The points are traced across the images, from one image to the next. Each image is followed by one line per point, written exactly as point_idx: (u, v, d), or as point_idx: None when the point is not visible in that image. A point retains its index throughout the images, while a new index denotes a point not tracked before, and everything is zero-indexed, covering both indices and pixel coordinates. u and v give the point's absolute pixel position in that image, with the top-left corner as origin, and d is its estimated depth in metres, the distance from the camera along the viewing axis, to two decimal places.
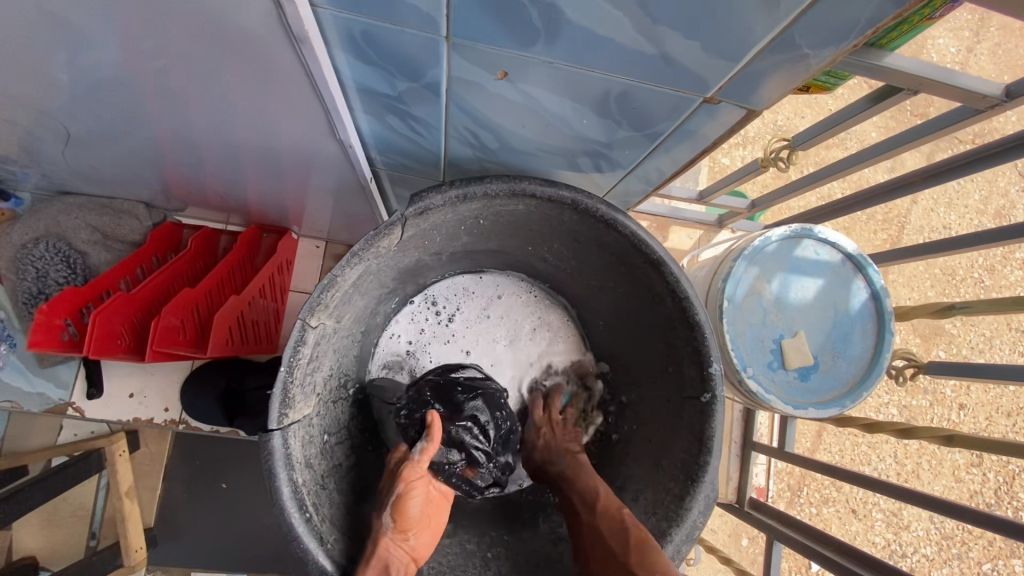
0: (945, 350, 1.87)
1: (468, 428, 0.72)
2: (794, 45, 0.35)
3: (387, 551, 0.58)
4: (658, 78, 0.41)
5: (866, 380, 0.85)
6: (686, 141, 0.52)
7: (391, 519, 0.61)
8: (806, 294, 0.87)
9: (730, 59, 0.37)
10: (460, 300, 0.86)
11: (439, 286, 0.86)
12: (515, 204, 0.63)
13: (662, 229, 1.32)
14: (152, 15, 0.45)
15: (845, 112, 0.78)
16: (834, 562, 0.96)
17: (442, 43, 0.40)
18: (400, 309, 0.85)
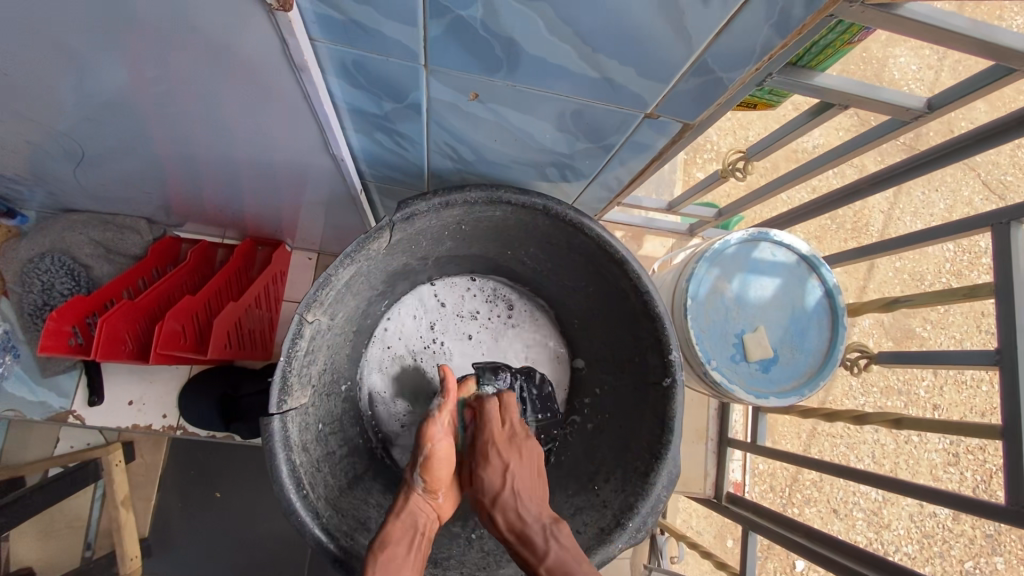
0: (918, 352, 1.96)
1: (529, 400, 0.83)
2: (711, 70, 0.43)
3: (416, 507, 0.64)
4: (605, 98, 0.48)
5: (823, 371, 0.92)
6: (638, 150, 0.59)
7: (425, 480, 0.66)
8: (764, 293, 0.94)
9: (662, 81, 0.44)
10: (483, 309, 0.94)
11: (491, 280, 0.95)
12: (494, 210, 0.70)
13: (638, 238, 1.40)
14: (171, 53, 0.52)
15: (790, 125, 0.86)
16: (808, 549, 1.02)
17: (422, 70, 0.48)
18: (445, 278, 0.93)
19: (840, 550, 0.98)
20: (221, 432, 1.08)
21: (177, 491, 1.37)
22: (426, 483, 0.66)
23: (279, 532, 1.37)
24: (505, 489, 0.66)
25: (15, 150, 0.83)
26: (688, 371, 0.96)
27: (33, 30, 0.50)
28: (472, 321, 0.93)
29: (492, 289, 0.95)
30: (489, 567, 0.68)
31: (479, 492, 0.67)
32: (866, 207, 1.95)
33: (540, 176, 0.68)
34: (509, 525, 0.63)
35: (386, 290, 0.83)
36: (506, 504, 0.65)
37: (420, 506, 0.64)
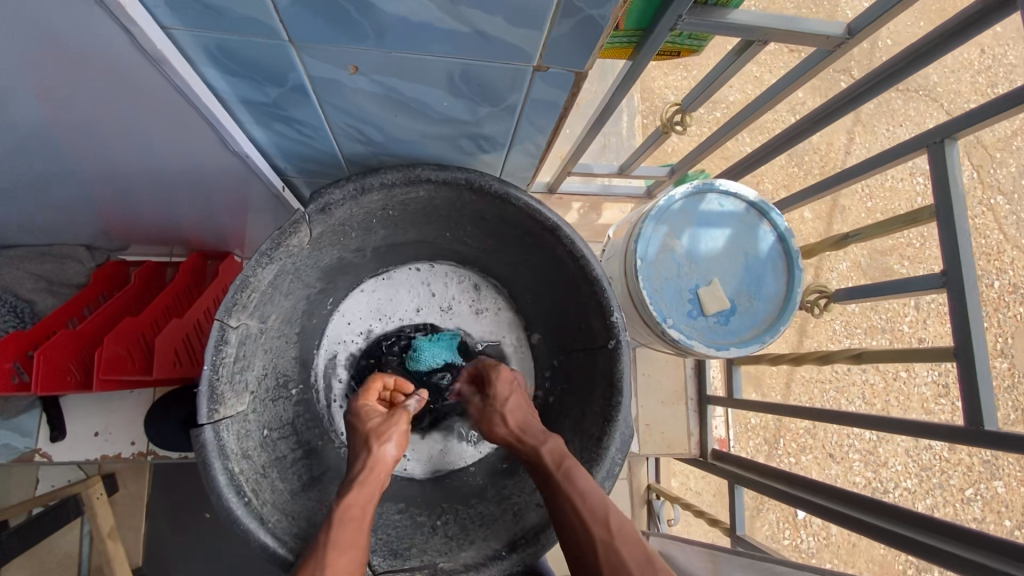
0: None
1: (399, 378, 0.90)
2: (578, 9, 0.40)
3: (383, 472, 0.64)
4: (483, 54, 0.46)
5: (782, 316, 0.92)
6: (543, 111, 0.57)
7: (396, 449, 0.66)
8: (715, 245, 0.93)
9: (532, 27, 0.42)
10: (451, 304, 0.94)
11: (444, 264, 0.94)
12: (417, 191, 0.68)
13: (596, 207, 1.37)
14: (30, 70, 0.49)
15: (718, 68, 0.84)
16: (788, 495, 1.03)
17: (289, 47, 0.45)
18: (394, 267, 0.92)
19: (828, 495, 0.98)
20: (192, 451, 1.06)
21: (165, 516, 1.36)
22: (396, 451, 0.66)
23: None
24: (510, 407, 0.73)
25: None
26: (647, 332, 0.95)
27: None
28: (439, 317, 0.93)
29: (445, 274, 0.94)
30: (450, 551, 0.67)
31: (492, 413, 0.73)
32: (830, 151, 1.93)
33: (457, 151, 0.66)
34: (519, 431, 0.70)
35: (327, 285, 0.82)
36: (518, 416, 0.72)
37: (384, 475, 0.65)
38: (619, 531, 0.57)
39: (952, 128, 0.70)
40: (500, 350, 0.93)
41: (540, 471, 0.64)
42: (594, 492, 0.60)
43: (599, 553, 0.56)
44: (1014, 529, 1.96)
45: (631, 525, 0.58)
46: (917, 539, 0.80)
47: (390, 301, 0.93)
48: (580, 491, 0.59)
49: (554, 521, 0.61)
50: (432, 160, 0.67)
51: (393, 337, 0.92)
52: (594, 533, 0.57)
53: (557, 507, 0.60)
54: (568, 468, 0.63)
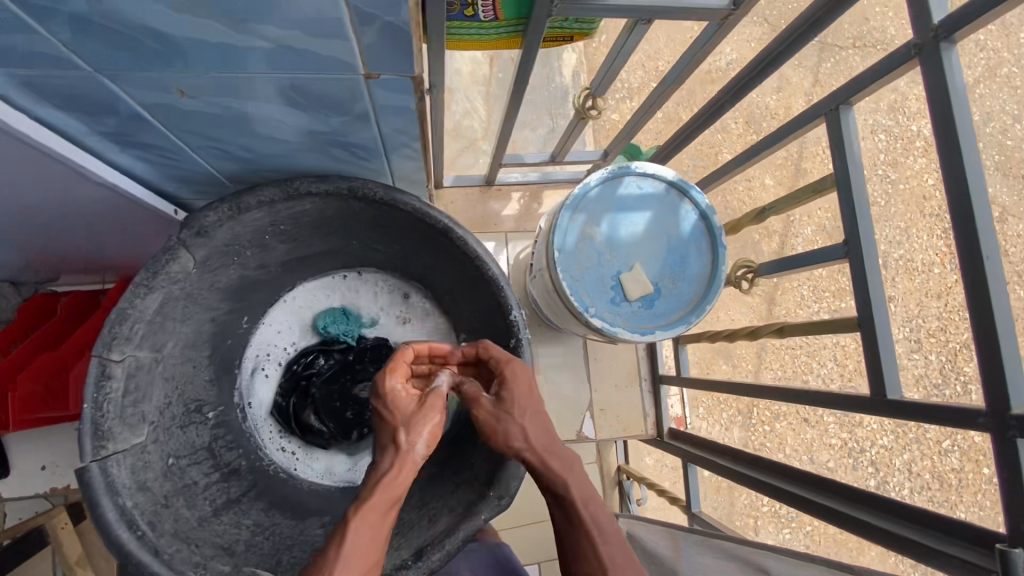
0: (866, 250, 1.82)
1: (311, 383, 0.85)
2: (372, 16, 0.38)
3: (403, 470, 0.58)
4: (300, 66, 0.44)
5: (707, 295, 0.91)
6: (401, 117, 0.55)
7: (423, 447, 0.60)
8: (636, 229, 0.92)
9: (334, 38, 0.40)
10: (377, 312, 0.92)
11: (366, 271, 0.92)
12: (302, 205, 0.67)
13: (537, 196, 1.35)
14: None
15: (613, 50, 0.80)
16: (734, 472, 1.03)
17: (100, 77, 0.44)
18: (314, 279, 0.90)
19: (768, 470, 0.97)
20: None
21: None
22: (425, 449, 0.60)
23: None
24: (523, 416, 0.64)
25: None
26: (575, 322, 0.94)
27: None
28: (366, 325, 0.92)
29: (366, 280, 0.92)
30: None
31: (502, 418, 0.65)
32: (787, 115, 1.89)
33: (337, 161, 0.64)
34: (534, 451, 0.63)
35: (239, 305, 0.81)
36: (529, 429, 0.64)
37: (413, 470, 0.59)
38: None
39: (844, 94, 0.68)
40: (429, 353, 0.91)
41: (567, 506, 0.62)
42: (618, 548, 0.60)
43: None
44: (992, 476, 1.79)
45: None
46: (840, 511, 0.79)
47: (310, 316, 0.91)
48: (606, 541, 0.60)
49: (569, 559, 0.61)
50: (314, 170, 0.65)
51: (308, 350, 0.89)
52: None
53: (577, 552, 0.60)
54: (594, 514, 0.61)
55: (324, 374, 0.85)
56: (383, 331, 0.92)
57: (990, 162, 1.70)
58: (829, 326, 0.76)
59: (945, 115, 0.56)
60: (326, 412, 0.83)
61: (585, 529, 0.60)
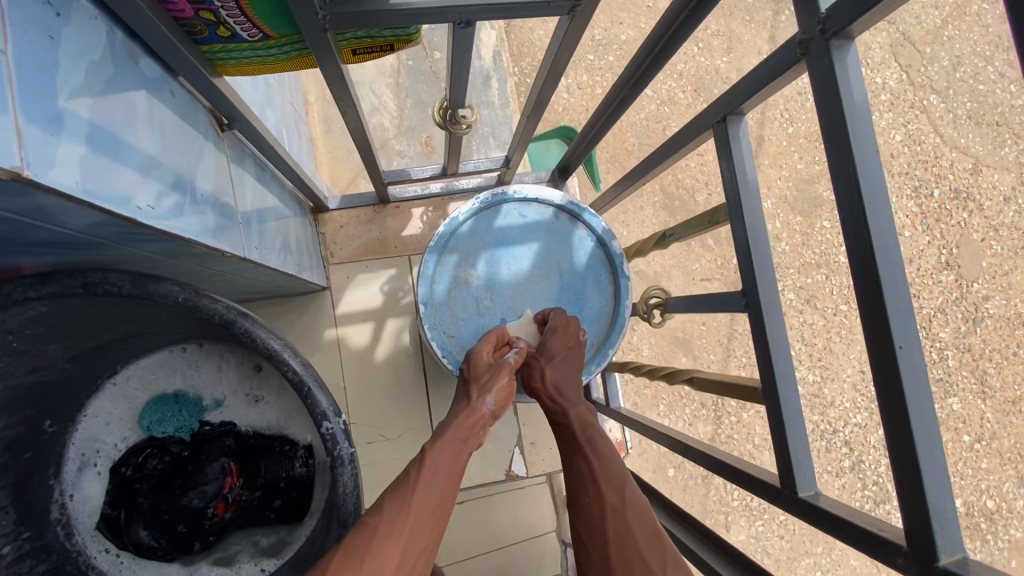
0: (830, 218, 1.66)
1: (142, 491, 0.74)
2: None
3: (472, 422, 0.64)
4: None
5: (610, 337, 0.77)
6: (73, 215, 0.39)
7: (493, 403, 0.66)
8: (520, 266, 0.77)
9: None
10: (224, 394, 0.79)
11: (204, 345, 0.78)
12: (31, 308, 0.50)
13: (443, 209, 1.18)
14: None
15: (449, 62, 0.63)
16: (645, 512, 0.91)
17: None
18: (138, 360, 0.76)
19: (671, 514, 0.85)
20: None
21: None
22: (493, 405, 0.66)
23: None
24: (557, 355, 0.71)
25: None
26: None
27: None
28: (212, 407, 0.79)
29: (204, 357, 0.78)
30: None
31: (532, 359, 0.72)
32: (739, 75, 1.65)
33: (61, 254, 0.47)
34: (547, 386, 0.70)
35: (35, 409, 0.64)
36: (551, 374, 0.70)
37: (481, 423, 0.65)
38: (632, 502, 0.60)
39: (733, 100, 0.52)
40: (287, 439, 0.77)
41: (568, 432, 0.67)
42: (612, 466, 0.64)
43: (609, 516, 0.59)
44: (975, 445, 1.45)
45: (643, 498, 0.61)
46: None
47: (141, 401, 0.76)
48: (599, 456, 0.64)
49: (571, 474, 0.65)
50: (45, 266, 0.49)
51: (137, 447, 0.75)
52: (606, 497, 0.61)
53: (575, 466, 0.64)
54: (592, 438, 0.67)
55: (156, 479, 0.75)
56: (234, 412, 0.79)
57: (959, 110, 1.52)
58: (737, 386, 0.62)
59: (833, 140, 0.40)
60: (159, 523, 0.72)
61: (584, 446, 0.65)
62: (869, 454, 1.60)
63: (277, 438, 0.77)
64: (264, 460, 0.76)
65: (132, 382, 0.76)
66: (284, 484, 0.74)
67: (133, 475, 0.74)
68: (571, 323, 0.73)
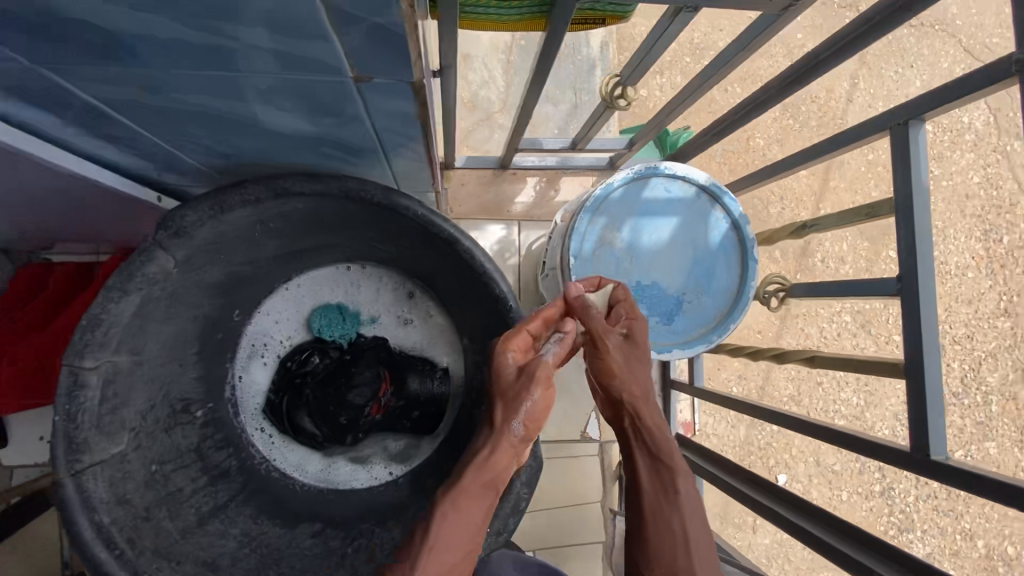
0: (895, 249, 1.64)
1: (304, 384, 0.83)
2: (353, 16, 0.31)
3: (503, 454, 0.53)
4: (268, 67, 0.37)
5: (733, 312, 0.84)
6: (396, 120, 0.47)
7: (525, 425, 0.54)
8: (661, 237, 0.84)
9: (313, 41, 0.33)
10: (378, 312, 0.88)
11: (365, 266, 0.86)
12: (292, 204, 0.60)
13: (554, 180, 1.25)
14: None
15: (653, 36, 0.70)
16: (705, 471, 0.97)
17: (41, 69, 0.37)
18: (309, 270, 0.84)
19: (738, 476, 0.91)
20: None
21: None
22: (528, 430, 0.54)
23: None
24: (631, 352, 0.62)
25: None
26: None
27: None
28: (365, 323, 0.88)
29: (364, 276, 0.86)
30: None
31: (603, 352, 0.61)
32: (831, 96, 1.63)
33: (335, 155, 0.56)
34: (643, 400, 0.61)
35: (227, 300, 0.75)
36: (643, 379, 0.62)
37: (514, 452, 0.54)
38: None
39: (923, 106, 0.59)
40: (431, 360, 0.88)
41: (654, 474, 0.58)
42: (700, 534, 0.55)
43: None
44: None
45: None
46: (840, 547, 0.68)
47: (311, 306, 0.86)
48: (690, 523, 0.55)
49: (654, 534, 0.55)
50: (318, 168, 0.59)
51: (300, 347, 0.86)
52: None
53: (663, 524, 0.55)
54: (689, 493, 0.57)
55: (316, 377, 0.83)
56: (384, 330, 0.88)
57: None
58: (866, 366, 0.70)
59: None
60: (321, 418, 0.81)
61: (679, 508, 0.56)
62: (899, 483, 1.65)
63: (423, 359, 0.88)
64: (413, 374, 0.86)
65: (301, 289, 0.85)
66: (426, 398, 0.85)
67: (296, 369, 0.84)
68: (634, 315, 0.65)
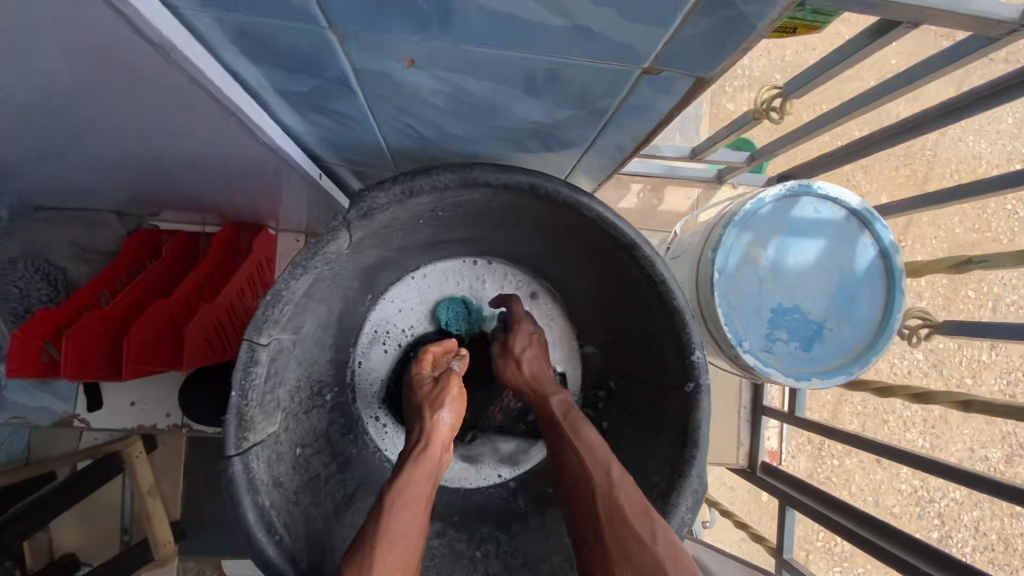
0: (975, 290, 1.55)
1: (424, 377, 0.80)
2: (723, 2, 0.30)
3: (428, 441, 0.60)
4: (570, 51, 0.35)
5: (876, 344, 0.80)
6: (638, 116, 0.45)
7: (449, 415, 0.62)
8: (806, 258, 0.80)
9: (656, 22, 0.31)
10: (499, 310, 0.84)
11: (493, 262, 0.84)
12: (471, 194, 0.58)
13: (659, 189, 1.21)
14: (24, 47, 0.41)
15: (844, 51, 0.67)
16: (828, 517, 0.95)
17: (328, 34, 0.35)
18: (438, 261, 0.83)
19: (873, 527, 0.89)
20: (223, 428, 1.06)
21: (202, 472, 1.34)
22: (452, 421, 0.62)
23: None
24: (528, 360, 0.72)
25: None
26: (714, 349, 0.84)
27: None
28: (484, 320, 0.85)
29: (489, 272, 0.84)
30: None
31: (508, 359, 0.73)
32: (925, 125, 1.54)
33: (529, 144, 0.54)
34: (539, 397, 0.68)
35: (364, 284, 0.74)
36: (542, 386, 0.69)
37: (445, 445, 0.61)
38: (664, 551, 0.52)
39: None
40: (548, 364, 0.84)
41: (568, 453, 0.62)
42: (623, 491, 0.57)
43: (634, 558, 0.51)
44: None
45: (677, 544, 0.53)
46: None
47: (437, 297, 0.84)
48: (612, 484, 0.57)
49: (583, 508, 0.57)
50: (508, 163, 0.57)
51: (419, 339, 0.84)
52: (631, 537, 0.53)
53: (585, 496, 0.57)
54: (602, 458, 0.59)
55: None
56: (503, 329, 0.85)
57: None
58: None
59: None
60: None
61: (598, 473, 0.58)
62: (959, 533, 1.58)
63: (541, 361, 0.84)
64: None
65: (426, 279, 0.84)
66: None
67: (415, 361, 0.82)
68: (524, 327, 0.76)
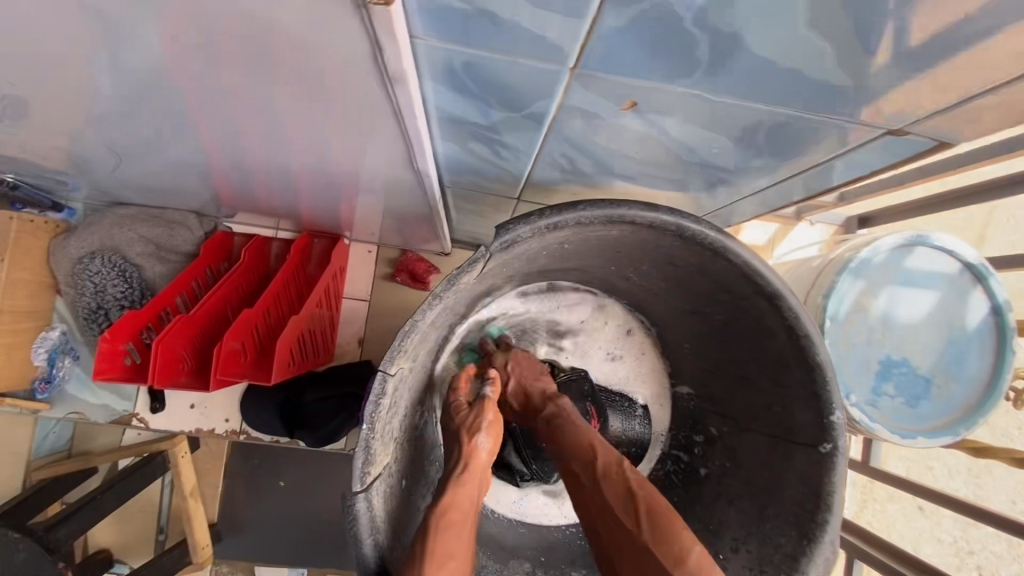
0: None
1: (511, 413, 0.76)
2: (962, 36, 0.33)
3: (474, 463, 0.57)
4: (783, 90, 0.39)
5: (986, 405, 0.76)
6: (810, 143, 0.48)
7: (489, 440, 0.59)
8: (918, 311, 0.77)
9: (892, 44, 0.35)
10: (590, 342, 0.82)
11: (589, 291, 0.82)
12: (609, 229, 0.55)
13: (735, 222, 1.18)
14: (232, 69, 0.42)
15: None
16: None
17: (566, 73, 0.38)
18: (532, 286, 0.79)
19: None
20: (285, 437, 0.99)
21: (242, 477, 1.30)
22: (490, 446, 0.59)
23: (313, 515, 1.31)
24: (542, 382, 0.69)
25: (55, 152, 0.71)
26: None
27: (22, 41, 0.41)
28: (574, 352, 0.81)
29: (583, 301, 0.82)
30: None
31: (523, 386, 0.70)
32: None
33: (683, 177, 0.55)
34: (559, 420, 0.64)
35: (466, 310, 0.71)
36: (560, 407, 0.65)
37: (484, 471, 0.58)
38: None
39: None
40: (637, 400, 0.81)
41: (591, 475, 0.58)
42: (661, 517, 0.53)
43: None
44: None
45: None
46: None
47: (528, 327, 0.80)
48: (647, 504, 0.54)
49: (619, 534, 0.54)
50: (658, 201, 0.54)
51: None
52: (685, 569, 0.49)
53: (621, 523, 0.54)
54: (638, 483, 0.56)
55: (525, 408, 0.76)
56: (592, 363, 0.82)
57: None
58: None
59: None
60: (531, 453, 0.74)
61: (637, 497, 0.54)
62: None
63: (630, 395, 0.82)
64: (624, 413, 0.79)
65: (519, 306, 0.80)
66: (636, 443, 0.79)
67: None
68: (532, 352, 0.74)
